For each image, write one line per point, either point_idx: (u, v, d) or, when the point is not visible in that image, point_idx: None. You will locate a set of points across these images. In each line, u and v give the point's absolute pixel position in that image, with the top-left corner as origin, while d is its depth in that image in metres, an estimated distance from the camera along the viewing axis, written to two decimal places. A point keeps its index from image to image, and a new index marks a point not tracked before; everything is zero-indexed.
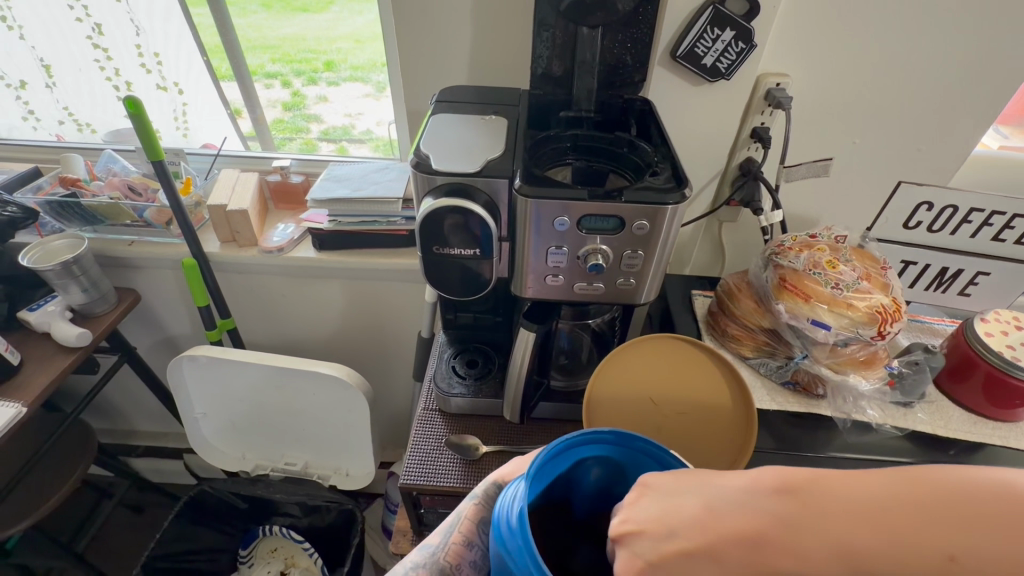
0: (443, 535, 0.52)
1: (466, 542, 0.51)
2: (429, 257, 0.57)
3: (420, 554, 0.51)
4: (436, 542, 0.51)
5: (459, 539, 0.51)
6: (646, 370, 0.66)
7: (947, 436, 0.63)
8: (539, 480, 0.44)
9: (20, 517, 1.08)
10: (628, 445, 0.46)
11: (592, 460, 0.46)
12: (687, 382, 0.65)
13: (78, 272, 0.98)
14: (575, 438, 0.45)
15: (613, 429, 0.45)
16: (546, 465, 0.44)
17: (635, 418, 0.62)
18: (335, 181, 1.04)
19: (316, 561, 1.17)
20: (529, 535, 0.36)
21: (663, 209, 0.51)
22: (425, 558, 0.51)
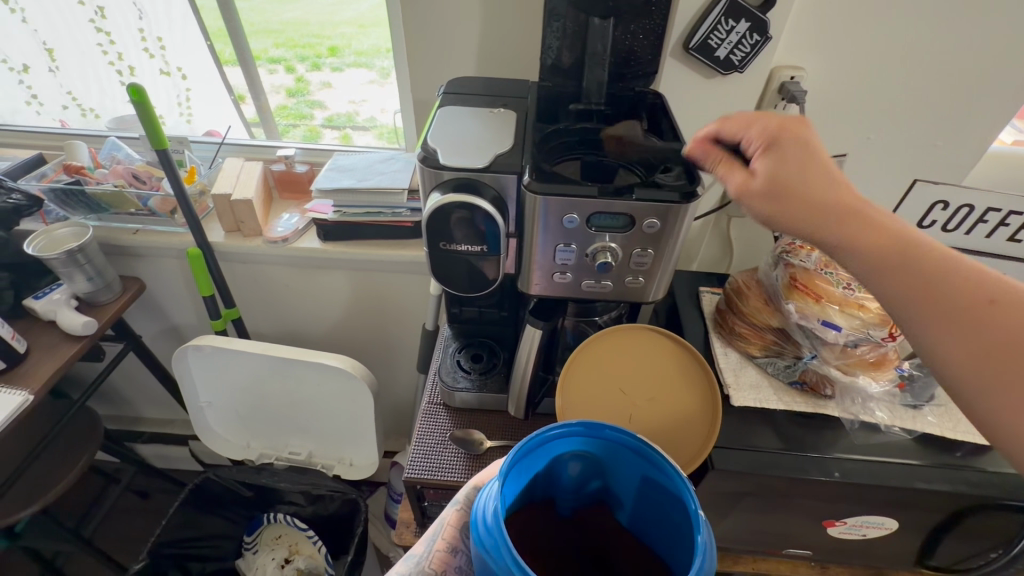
0: (426, 544, 0.49)
1: (451, 549, 0.49)
2: (435, 253, 0.56)
3: (406, 565, 0.48)
4: (420, 551, 0.49)
5: (444, 546, 0.49)
6: (612, 362, 0.65)
7: (956, 438, 0.63)
8: (516, 479, 0.45)
9: (29, 502, 1.09)
10: (597, 435, 0.46)
11: (569, 455, 0.47)
12: (657, 372, 0.65)
13: (83, 261, 0.98)
14: (548, 435, 0.45)
15: (581, 421, 0.45)
16: (522, 463, 0.45)
17: (606, 408, 0.62)
18: (339, 172, 1.03)
19: (319, 549, 1.18)
20: (503, 534, 0.37)
21: (674, 207, 0.50)
22: (409, 569, 0.48)
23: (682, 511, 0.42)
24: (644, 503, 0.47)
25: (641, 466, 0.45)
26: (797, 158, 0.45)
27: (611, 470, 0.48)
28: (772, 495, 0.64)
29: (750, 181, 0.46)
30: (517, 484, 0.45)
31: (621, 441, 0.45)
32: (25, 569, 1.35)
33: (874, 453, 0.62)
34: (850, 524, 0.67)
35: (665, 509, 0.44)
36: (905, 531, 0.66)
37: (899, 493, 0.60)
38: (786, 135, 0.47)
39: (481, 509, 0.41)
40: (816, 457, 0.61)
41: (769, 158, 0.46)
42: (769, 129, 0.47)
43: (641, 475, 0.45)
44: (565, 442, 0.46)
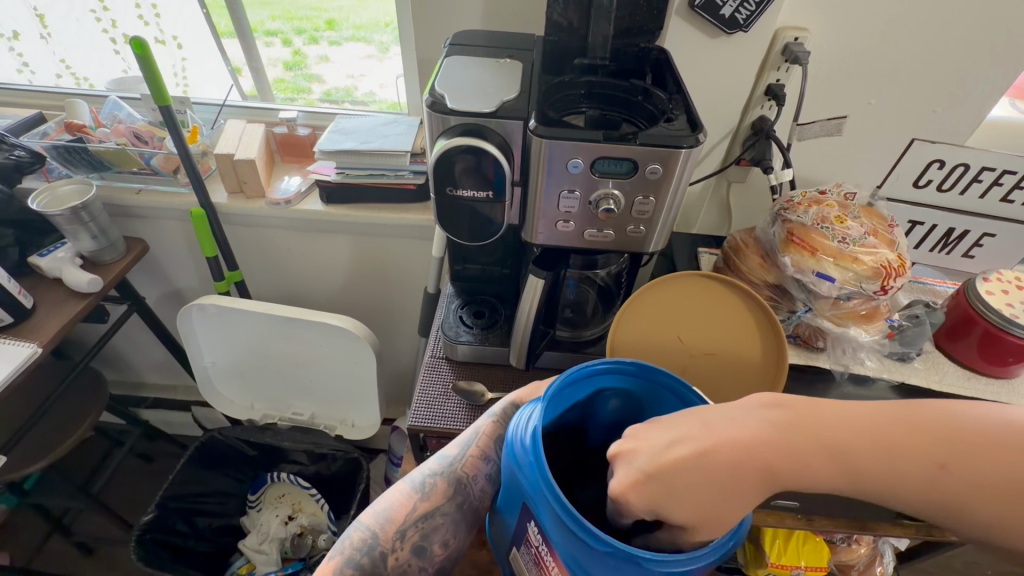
0: (460, 448, 0.55)
1: (482, 456, 0.55)
2: (441, 199, 0.57)
3: (438, 462, 0.54)
4: (453, 453, 0.55)
5: (477, 453, 0.55)
6: (672, 309, 0.66)
7: (940, 389, 0.65)
8: (555, 405, 0.46)
9: (38, 456, 1.12)
10: (646, 377, 0.48)
11: (611, 391, 0.50)
12: (715, 320, 0.65)
13: (88, 219, 0.99)
14: (597, 368, 0.48)
15: (636, 361, 0.48)
16: (564, 390, 0.47)
17: (662, 352, 0.64)
18: (342, 134, 1.03)
19: (322, 507, 1.22)
20: (541, 458, 0.40)
21: (676, 153, 0.51)
22: (442, 466, 0.54)
23: None
24: None
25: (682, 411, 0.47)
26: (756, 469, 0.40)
27: (649, 408, 0.49)
28: None
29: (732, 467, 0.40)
30: (555, 409, 0.47)
31: (665, 383, 0.47)
32: (34, 526, 1.38)
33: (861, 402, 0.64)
34: None
35: None
36: None
37: None
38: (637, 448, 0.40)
39: (517, 429, 0.44)
40: None
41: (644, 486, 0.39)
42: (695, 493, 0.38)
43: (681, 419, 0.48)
44: (610, 376, 0.49)
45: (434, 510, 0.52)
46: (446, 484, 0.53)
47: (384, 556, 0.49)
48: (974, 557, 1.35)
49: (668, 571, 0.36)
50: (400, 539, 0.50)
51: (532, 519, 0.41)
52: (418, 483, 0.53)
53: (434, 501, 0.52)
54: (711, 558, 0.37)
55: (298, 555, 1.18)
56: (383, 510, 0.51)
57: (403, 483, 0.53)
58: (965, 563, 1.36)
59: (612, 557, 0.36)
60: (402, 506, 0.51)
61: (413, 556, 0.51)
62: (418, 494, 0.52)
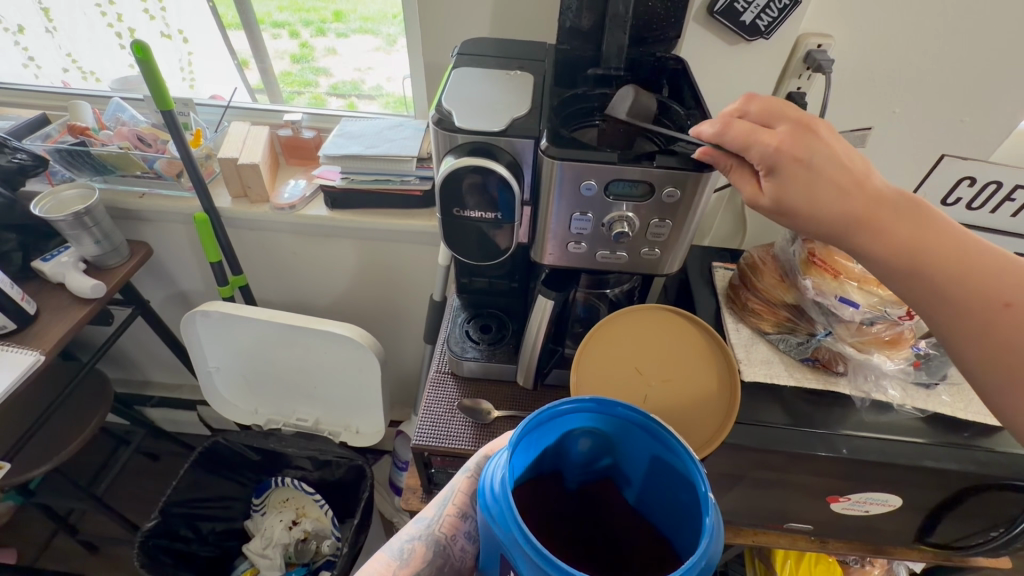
0: (437, 508, 0.54)
1: (460, 514, 0.53)
2: (447, 219, 0.55)
3: (416, 527, 0.53)
4: (430, 514, 0.54)
5: (454, 511, 0.53)
6: (630, 342, 0.63)
7: (965, 418, 0.62)
8: (526, 451, 0.45)
9: (43, 460, 1.11)
10: (608, 412, 0.46)
11: (580, 432, 0.47)
12: (676, 353, 0.63)
13: (90, 224, 0.98)
14: (559, 410, 0.46)
15: (594, 397, 0.46)
16: (534, 434, 0.45)
17: (621, 385, 0.60)
18: (348, 138, 1.01)
19: (326, 513, 1.21)
20: (511, 503, 0.38)
21: (695, 175, 0.48)
22: (421, 529, 0.53)
23: (691, 493, 0.42)
24: (653, 483, 0.47)
25: (652, 446, 0.45)
26: (805, 180, 0.42)
27: (620, 448, 0.48)
28: (778, 470, 0.64)
29: (760, 197, 0.44)
30: (527, 455, 0.45)
31: (631, 418, 0.45)
32: (43, 524, 1.39)
33: (882, 431, 0.61)
34: (853, 500, 0.68)
35: (674, 491, 0.44)
36: (908, 508, 0.67)
37: (906, 471, 0.60)
38: (794, 152, 0.42)
39: (488, 476, 0.43)
40: (821, 434, 0.61)
41: (772, 179, 0.43)
42: (771, 150, 0.42)
43: (651, 454, 0.45)
44: (578, 415, 0.46)
45: None
46: (425, 548, 0.51)
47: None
48: None
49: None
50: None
51: (510, 570, 0.40)
52: (397, 551, 0.51)
53: (413, 568, 0.50)
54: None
55: (301, 560, 1.19)
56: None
57: (381, 553, 0.51)
58: None
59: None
60: None
61: None
62: (397, 562, 0.50)
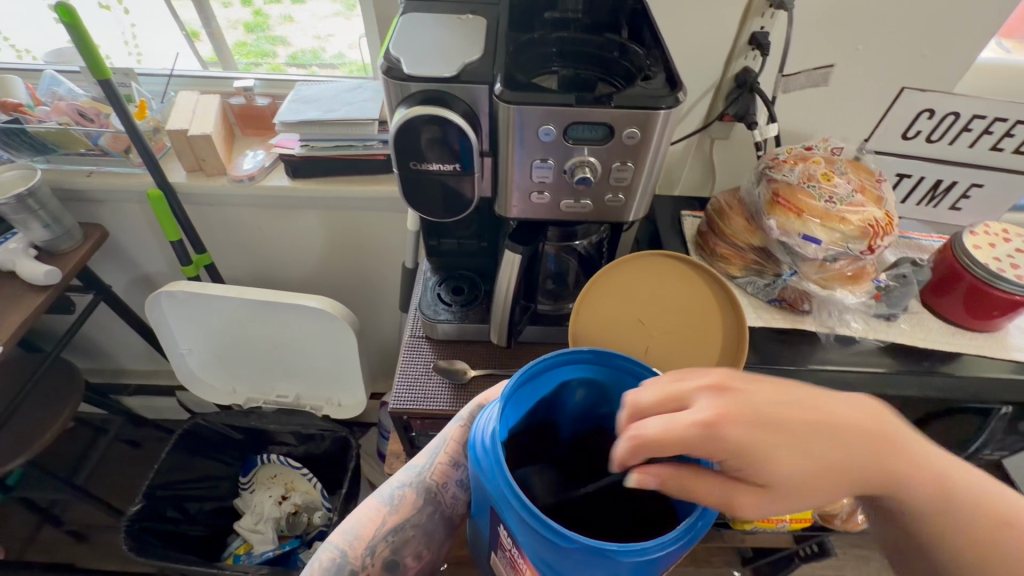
0: (428, 456, 0.55)
1: (451, 462, 0.55)
2: (406, 174, 0.53)
3: (407, 473, 0.55)
4: (421, 462, 0.55)
5: (446, 460, 0.55)
6: (635, 293, 0.64)
7: (924, 346, 0.65)
8: (516, 405, 0.45)
9: (16, 454, 1.09)
10: (606, 363, 0.47)
11: (577, 381, 0.48)
12: (681, 305, 0.63)
13: (36, 206, 0.92)
14: (552, 362, 0.46)
15: (591, 349, 0.46)
16: (525, 387, 0.45)
17: (622, 339, 0.62)
18: (304, 103, 0.96)
19: (315, 485, 1.22)
20: (501, 457, 0.38)
21: (655, 115, 0.47)
22: (411, 476, 0.55)
23: None
24: None
25: None
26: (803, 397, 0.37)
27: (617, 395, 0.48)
28: None
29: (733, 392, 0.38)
30: (518, 409, 0.46)
31: (629, 369, 0.46)
32: (26, 517, 1.37)
33: (845, 364, 0.63)
34: None
35: None
36: None
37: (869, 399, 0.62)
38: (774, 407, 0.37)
39: (478, 430, 0.43)
40: (789, 370, 0.63)
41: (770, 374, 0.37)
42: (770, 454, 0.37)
43: None
44: (569, 367, 0.47)
45: (404, 522, 0.53)
46: (415, 495, 0.54)
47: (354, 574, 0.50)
48: None
49: (642, 560, 0.34)
50: (370, 555, 0.51)
51: (499, 522, 0.41)
52: (388, 496, 0.53)
53: (403, 514, 0.53)
54: (682, 541, 0.35)
55: (294, 532, 1.20)
56: (350, 527, 0.52)
57: (372, 499, 0.53)
58: None
59: (578, 556, 0.35)
60: (371, 521, 0.52)
61: (384, 570, 0.52)
62: (388, 508, 0.53)
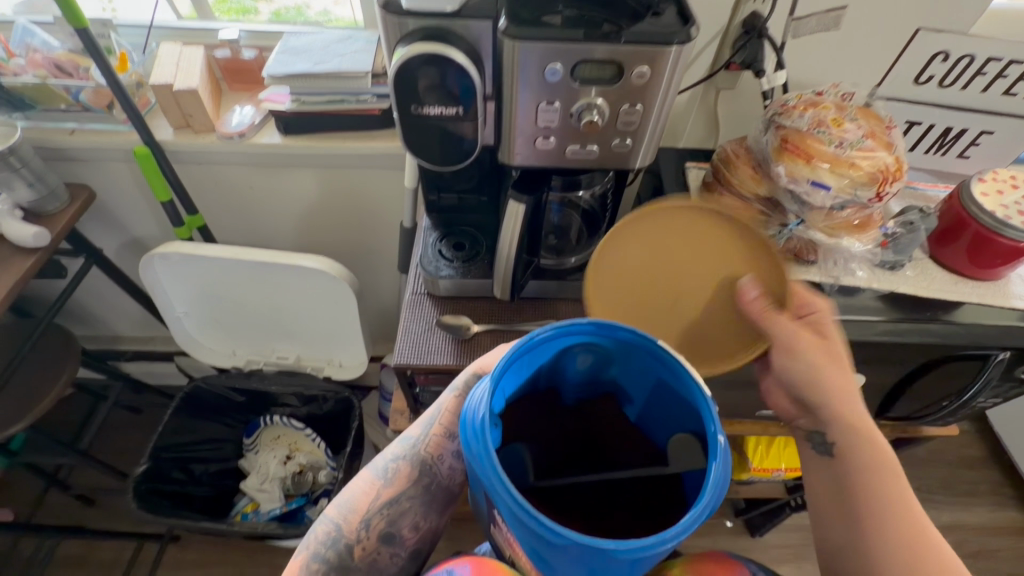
0: (422, 430, 0.60)
1: (444, 435, 0.59)
2: (406, 119, 0.51)
3: (402, 446, 0.60)
4: (416, 434, 0.60)
5: (440, 432, 0.59)
6: (649, 248, 0.61)
7: (926, 295, 0.65)
8: (511, 378, 0.45)
9: (17, 418, 1.09)
10: (609, 334, 0.47)
11: (577, 347, 0.48)
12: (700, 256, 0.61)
13: (18, 165, 0.89)
14: (550, 333, 0.46)
15: (592, 320, 0.46)
16: (517, 361, 0.45)
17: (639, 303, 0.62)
18: (292, 55, 0.92)
19: (319, 446, 1.24)
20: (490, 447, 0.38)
21: (666, 50, 0.46)
22: (406, 448, 0.59)
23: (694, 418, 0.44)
24: (655, 399, 0.49)
25: (657, 369, 0.46)
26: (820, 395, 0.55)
27: (619, 361, 0.49)
28: (751, 359, 0.66)
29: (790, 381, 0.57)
30: (513, 380, 0.46)
31: (633, 341, 0.46)
32: (33, 482, 1.39)
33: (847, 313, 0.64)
34: None
35: (675, 408, 0.47)
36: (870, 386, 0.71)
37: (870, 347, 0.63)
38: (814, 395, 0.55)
39: (472, 407, 0.43)
40: None
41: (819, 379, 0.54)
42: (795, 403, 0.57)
43: (656, 378, 0.47)
44: (565, 338, 0.46)
45: (398, 495, 0.56)
46: (409, 466, 0.58)
47: (350, 547, 0.53)
48: (941, 446, 1.45)
49: (636, 556, 0.36)
50: (365, 528, 0.55)
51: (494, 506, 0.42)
52: (382, 470, 0.58)
53: (397, 486, 0.57)
54: (681, 539, 0.35)
55: (300, 491, 1.22)
56: (348, 501, 0.56)
57: (367, 473, 0.58)
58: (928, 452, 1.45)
59: (572, 553, 0.36)
60: (366, 495, 0.56)
61: (380, 543, 0.55)
62: (382, 481, 0.57)
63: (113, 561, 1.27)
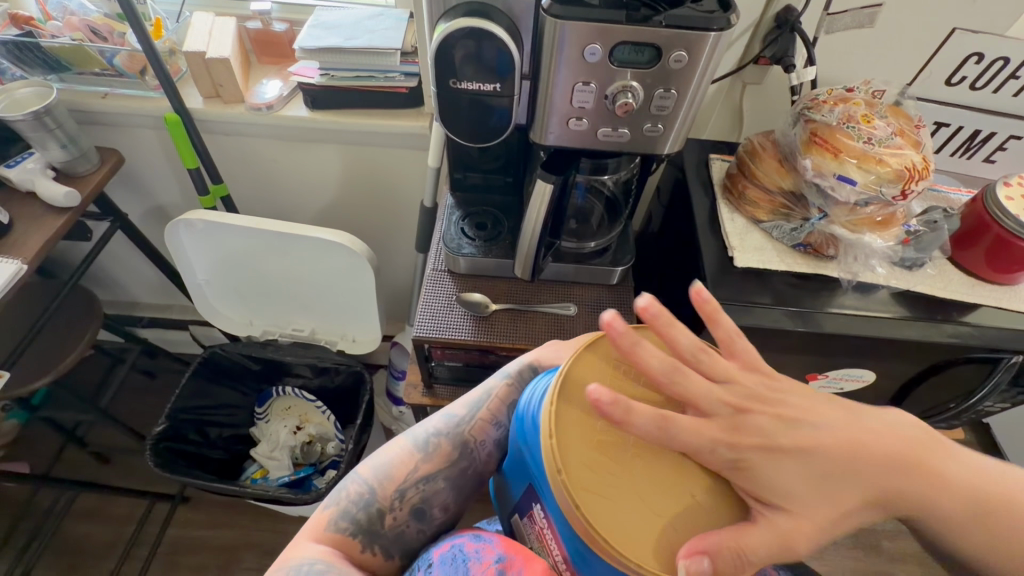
0: (469, 410, 0.61)
1: (490, 421, 0.61)
2: (442, 93, 0.53)
3: (445, 422, 0.61)
4: (461, 414, 0.61)
5: (486, 418, 0.61)
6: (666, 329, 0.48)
7: (943, 296, 0.65)
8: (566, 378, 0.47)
9: (39, 374, 1.12)
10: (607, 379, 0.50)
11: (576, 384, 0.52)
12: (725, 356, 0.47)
13: (53, 125, 0.91)
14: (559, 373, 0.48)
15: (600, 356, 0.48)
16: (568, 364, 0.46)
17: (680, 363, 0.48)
18: (324, 29, 0.93)
19: (328, 418, 1.27)
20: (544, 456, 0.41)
21: (705, 37, 0.47)
22: (448, 426, 0.60)
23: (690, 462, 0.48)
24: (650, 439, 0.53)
25: None
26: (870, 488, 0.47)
27: None
28: (766, 351, 0.67)
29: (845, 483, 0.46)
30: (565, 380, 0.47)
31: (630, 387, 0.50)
32: (52, 438, 1.43)
33: (863, 309, 0.64)
34: (830, 377, 0.71)
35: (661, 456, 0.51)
36: (880, 383, 0.72)
37: (884, 344, 0.64)
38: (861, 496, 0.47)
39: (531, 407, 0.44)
40: (806, 312, 0.63)
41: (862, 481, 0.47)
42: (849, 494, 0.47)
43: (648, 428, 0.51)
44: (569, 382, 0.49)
45: (435, 469, 0.59)
46: (450, 445, 0.59)
47: (381, 512, 0.56)
48: None
49: None
50: (398, 497, 0.57)
51: (538, 501, 0.43)
52: (423, 443, 0.60)
53: (436, 463, 0.59)
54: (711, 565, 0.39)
55: (308, 460, 1.25)
56: (385, 467, 0.58)
57: (408, 442, 0.60)
58: None
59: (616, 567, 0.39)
60: (404, 465, 0.58)
61: (411, 514, 0.57)
62: (421, 455, 0.59)
63: (124, 518, 1.31)
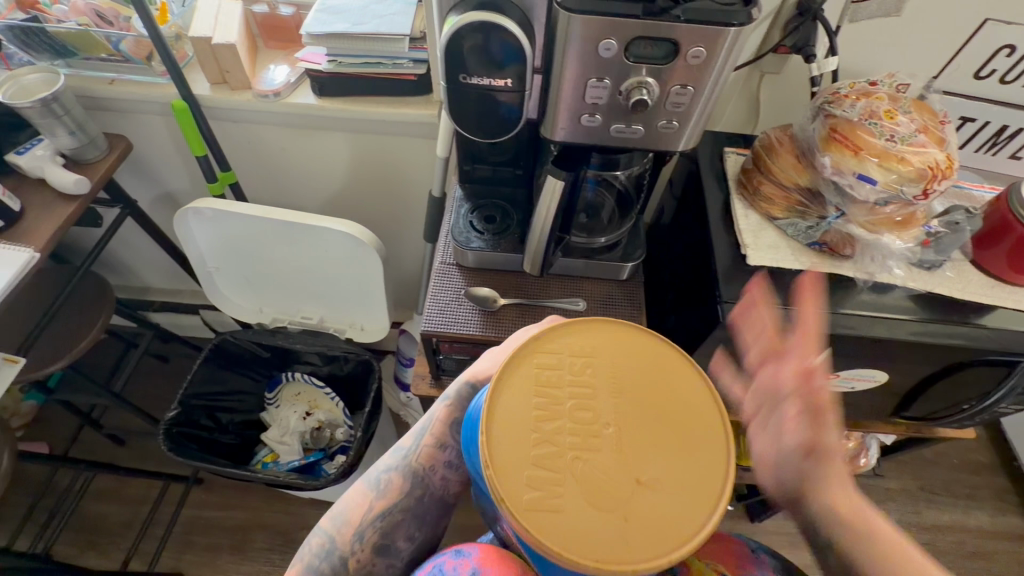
0: (413, 441, 0.63)
1: (437, 445, 0.62)
2: (451, 87, 0.51)
3: (393, 457, 0.63)
4: (407, 446, 0.63)
5: (431, 443, 0.63)
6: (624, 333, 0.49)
7: (963, 298, 0.64)
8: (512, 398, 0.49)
9: (53, 359, 1.13)
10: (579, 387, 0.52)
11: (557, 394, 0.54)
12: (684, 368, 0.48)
13: (60, 112, 0.91)
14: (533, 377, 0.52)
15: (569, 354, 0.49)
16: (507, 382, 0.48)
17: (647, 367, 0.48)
18: (332, 14, 0.91)
19: (337, 404, 1.28)
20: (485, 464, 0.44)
21: (726, 31, 0.45)
22: (397, 460, 0.62)
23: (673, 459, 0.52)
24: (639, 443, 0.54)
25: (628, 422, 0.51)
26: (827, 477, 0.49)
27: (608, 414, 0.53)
28: None
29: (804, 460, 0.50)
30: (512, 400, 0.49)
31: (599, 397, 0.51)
32: (68, 420, 1.46)
33: (878, 310, 0.63)
34: (843, 377, 0.70)
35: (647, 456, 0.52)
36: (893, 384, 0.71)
37: (900, 346, 0.63)
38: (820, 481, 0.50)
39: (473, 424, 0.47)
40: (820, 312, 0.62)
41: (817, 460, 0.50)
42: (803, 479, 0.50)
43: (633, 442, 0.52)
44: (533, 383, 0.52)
45: (390, 506, 0.60)
46: (400, 480, 0.61)
47: (343, 559, 0.56)
48: (950, 447, 1.45)
49: None
50: (358, 540, 0.57)
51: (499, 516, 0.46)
52: (374, 482, 0.61)
53: (389, 498, 0.60)
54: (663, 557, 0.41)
55: (317, 446, 1.26)
56: (342, 514, 0.59)
57: (361, 485, 0.61)
58: (936, 453, 1.45)
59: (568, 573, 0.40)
60: (359, 508, 0.59)
61: (376, 553, 0.58)
62: (374, 495, 0.60)
63: (139, 500, 1.34)
